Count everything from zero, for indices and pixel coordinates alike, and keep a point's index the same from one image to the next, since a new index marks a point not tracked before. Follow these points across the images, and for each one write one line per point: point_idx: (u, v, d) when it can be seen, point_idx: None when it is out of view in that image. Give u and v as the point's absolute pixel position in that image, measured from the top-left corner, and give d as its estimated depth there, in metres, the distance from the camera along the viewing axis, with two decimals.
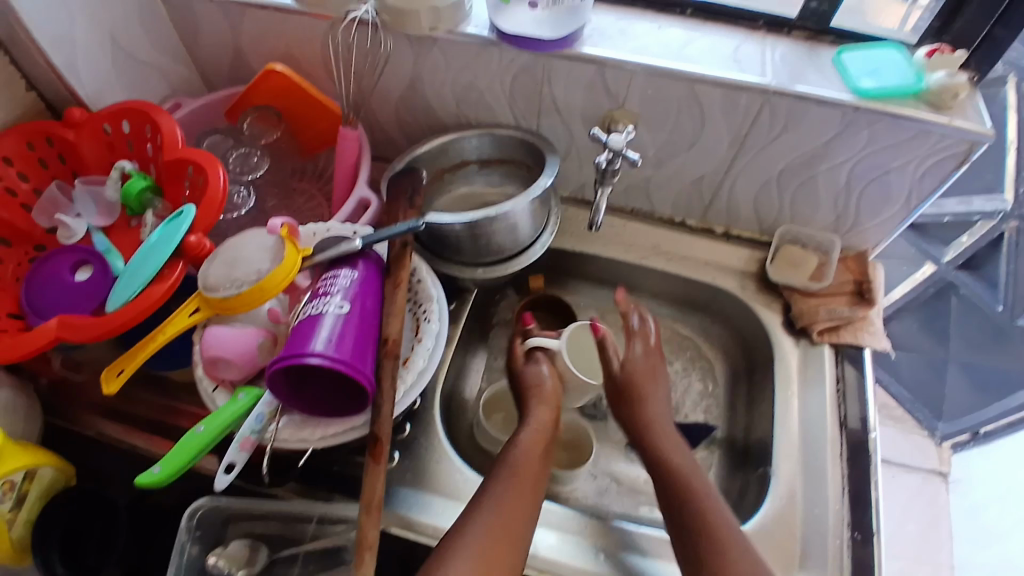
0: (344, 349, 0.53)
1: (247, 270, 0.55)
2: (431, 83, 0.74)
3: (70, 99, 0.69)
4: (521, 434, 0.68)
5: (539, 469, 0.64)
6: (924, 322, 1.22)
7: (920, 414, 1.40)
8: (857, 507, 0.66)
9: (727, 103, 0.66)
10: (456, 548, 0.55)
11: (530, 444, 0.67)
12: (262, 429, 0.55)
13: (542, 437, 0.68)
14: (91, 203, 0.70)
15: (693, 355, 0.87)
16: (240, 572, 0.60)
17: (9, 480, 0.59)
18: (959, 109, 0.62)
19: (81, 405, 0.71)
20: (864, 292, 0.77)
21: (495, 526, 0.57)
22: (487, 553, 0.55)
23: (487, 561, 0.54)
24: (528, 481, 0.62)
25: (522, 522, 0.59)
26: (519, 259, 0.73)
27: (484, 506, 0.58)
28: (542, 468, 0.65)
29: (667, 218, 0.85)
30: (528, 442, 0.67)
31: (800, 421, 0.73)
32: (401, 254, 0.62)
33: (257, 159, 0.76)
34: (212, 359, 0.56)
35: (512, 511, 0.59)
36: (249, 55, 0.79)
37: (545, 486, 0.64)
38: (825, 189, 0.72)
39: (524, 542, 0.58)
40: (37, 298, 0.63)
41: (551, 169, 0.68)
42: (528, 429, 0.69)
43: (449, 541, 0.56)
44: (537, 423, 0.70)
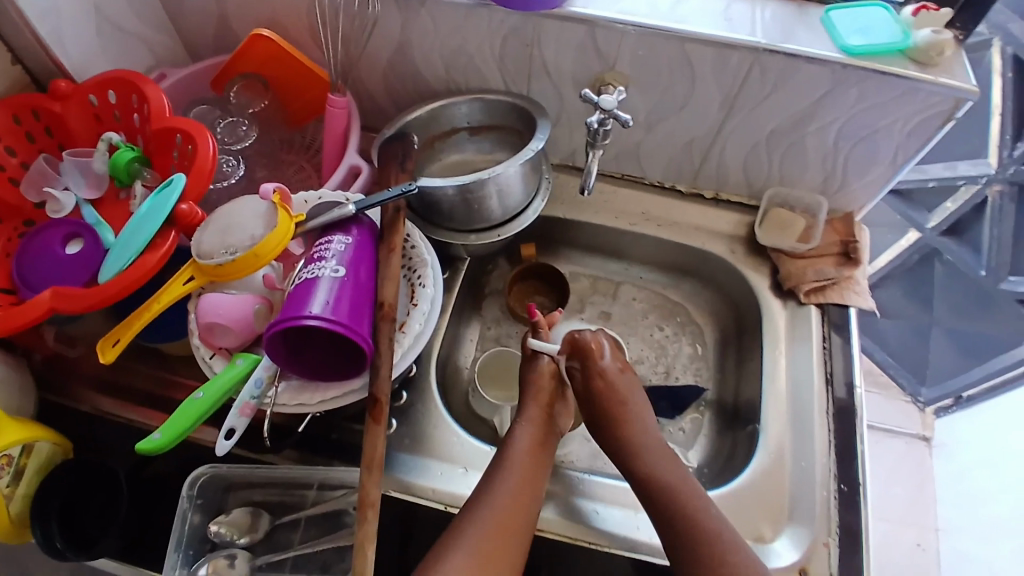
0: (341, 311, 0.54)
1: (242, 237, 0.56)
2: (420, 47, 0.73)
3: (56, 71, 0.68)
4: (516, 431, 0.66)
5: (538, 467, 0.64)
6: (908, 290, 1.24)
7: (904, 380, 1.42)
8: (843, 458, 0.69)
9: (718, 63, 0.66)
10: (459, 539, 0.56)
11: (526, 445, 0.65)
12: (261, 394, 0.55)
13: (537, 433, 0.67)
14: (79, 174, 0.68)
15: (683, 320, 0.88)
16: (243, 538, 0.61)
17: (6, 455, 0.58)
18: (946, 66, 0.62)
19: (76, 379, 0.71)
20: (851, 253, 0.78)
21: (497, 516, 0.58)
22: (491, 537, 0.57)
23: (491, 545, 0.56)
24: (527, 478, 0.62)
25: (524, 513, 0.59)
26: (510, 226, 0.74)
27: (488, 496, 0.60)
28: (540, 459, 0.65)
29: (657, 183, 0.85)
30: (522, 444, 0.65)
31: (788, 381, 0.75)
32: (394, 220, 0.62)
33: (245, 128, 0.75)
34: (208, 327, 0.56)
35: (515, 504, 0.59)
36: (235, 22, 0.78)
37: (545, 476, 0.64)
38: (814, 150, 0.73)
39: (526, 529, 0.59)
40: (29, 271, 0.62)
41: (542, 133, 0.69)
42: (523, 427, 0.67)
43: (456, 527, 0.58)
44: (529, 418, 0.68)
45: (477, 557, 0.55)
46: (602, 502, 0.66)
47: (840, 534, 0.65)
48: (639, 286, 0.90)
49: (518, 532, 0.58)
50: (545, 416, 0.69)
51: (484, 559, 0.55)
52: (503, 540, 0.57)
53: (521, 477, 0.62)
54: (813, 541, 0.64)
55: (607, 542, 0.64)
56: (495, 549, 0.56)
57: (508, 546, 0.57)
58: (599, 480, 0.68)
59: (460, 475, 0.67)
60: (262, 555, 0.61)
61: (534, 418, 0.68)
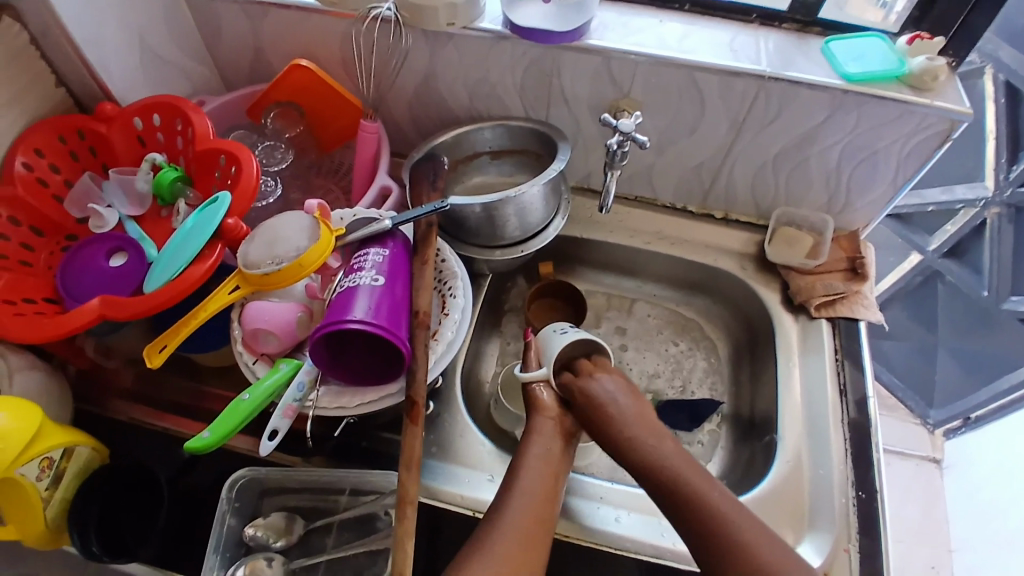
0: (381, 315, 0.57)
1: (287, 248, 0.59)
2: (446, 78, 0.78)
3: (102, 96, 0.73)
4: (533, 444, 0.67)
5: (552, 475, 0.65)
6: (912, 311, 1.27)
7: (912, 402, 1.43)
8: (859, 466, 0.71)
9: (725, 90, 0.71)
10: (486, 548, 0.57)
11: (541, 456, 0.66)
12: (303, 397, 0.58)
13: (551, 449, 0.67)
14: (121, 194, 0.73)
15: (697, 336, 0.91)
16: (280, 541, 0.62)
17: (48, 458, 0.59)
18: (941, 90, 0.67)
19: (110, 390, 0.73)
20: (857, 268, 0.81)
21: (518, 527, 0.59)
22: (512, 550, 0.57)
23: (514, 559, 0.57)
24: (547, 487, 0.63)
25: (543, 522, 0.61)
26: (532, 242, 0.77)
27: (508, 507, 0.61)
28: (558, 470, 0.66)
29: (669, 205, 0.89)
30: (535, 455, 0.66)
31: (802, 390, 0.77)
32: (428, 235, 0.67)
33: (282, 152, 0.81)
34: (252, 333, 0.60)
35: (538, 509, 0.61)
36: (270, 55, 0.83)
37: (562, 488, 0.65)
38: (816, 171, 0.78)
39: (545, 540, 0.60)
40: (74, 284, 0.66)
41: (564, 154, 0.73)
42: (535, 442, 0.68)
43: (479, 538, 0.59)
44: (541, 430, 0.69)
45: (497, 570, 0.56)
46: (625, 509, 0.68)
47: (860, 538, 0.66)
48: (652, 303, 0.93)
49: (542, 536, 0.59)
50: (556, 430, 0.69)
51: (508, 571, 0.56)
52: (527, 548, 0.58)
53: (542, 482, 0.64)
54: (835, 546, 0.65)
55: (633, 545, 0.65)
56: (520, 557, 0.57)
57: (533, 553, 0.58)
58: (622, 489, 0.70)
59: (486, 481, 0.68)
60: (296, 559, 0.62)
61: (544, 430, 0.69)
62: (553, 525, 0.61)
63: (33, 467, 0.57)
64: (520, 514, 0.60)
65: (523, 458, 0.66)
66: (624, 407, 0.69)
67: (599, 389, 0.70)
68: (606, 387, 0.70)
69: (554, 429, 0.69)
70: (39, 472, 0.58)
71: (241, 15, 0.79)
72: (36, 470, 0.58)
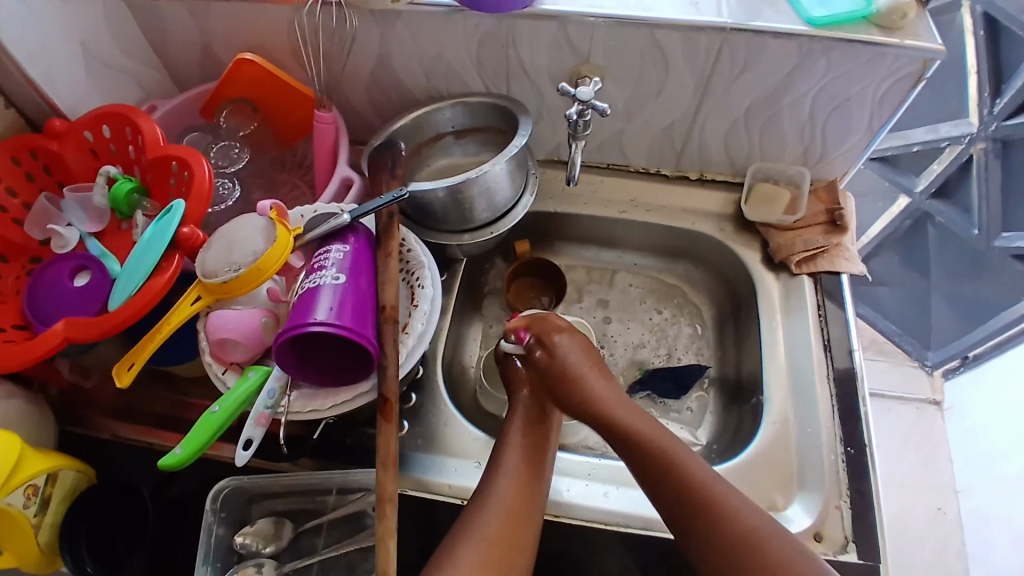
0: (345, 316, 0.56)
1: (244, 253, 0.58)
2: (400, 58, 0.75)
3: (50, 112, 0.71)
4: (514, 426, 0.68)
5: (537, 457, 0.65)
6: (904, 255, 1.25)
7: (909, 346, 1.41)
8: (847, 422, 0.70)
9: (688, 46, 0.68)
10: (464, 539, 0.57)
11: (523, 433, 0.67)
12: (275, 404, 0.58)
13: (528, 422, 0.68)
14: (81, 211, 0.71)
15: (681, 302, 0.90)
16: (268, 547, 0.62)
17: (32, 485, 0.59)
18: (912, 29, 0.64)
19: (92, 409, 0.72)
20: (837, 220, 0.79)
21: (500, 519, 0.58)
22: (495, 542, 0.57)
23: (496, 551, 0.56)
24: (530, 470, 0.63)
25: (527, 510, 0.60)
26: (502, 222, 0.76)
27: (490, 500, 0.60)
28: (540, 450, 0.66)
29: (642, 170, 0.87)
30: (518, 436, 0.66)
31: (787, 348, 0.77)
32: (390, 225, 0.64)
33: (237, 151, 0.79)
34: (219, 343, 0.59)
35: (518, 489, 0.61)
36: (219, 50, 0.80)
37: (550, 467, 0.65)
38: (790, 123, 0.75)
39: (529, 531, 0.59)
40: (41, 307, 0.64)
41: (524, 129, 0.70)
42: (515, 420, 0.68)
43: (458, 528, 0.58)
44: (520, 410, 0.70)
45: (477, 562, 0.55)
46: (614, 484, 0.68)
47: (851, 495, 0.66)
48: (634, 272, 0.92)
49: (526, 516, 0.59)
50: (530, 407, 0.71)
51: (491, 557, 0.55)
52: (508, 528, 0.58)
53: (523, 461, 0.64)
54: (825, 505, 0.65)
55: (622, 520, 0.65)
56: (502, 544, 0.57)
57: (516, 534, 0.58)
58: (610, 465, 0.70)
59: (473, 468, 0.68)
60: (288, 562, 0.63)
61: (520, 410, 0.70)
62: (541, 505, 0.61)
63: (18, 496, 0.57)
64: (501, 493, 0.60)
65: (505, 442, 0.66)
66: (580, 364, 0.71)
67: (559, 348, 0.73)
68: (565, 345, 0.73)
69: (532, 405, 0.71)
70: (25, 500, 0.58)
71: (183, 13, 0.75)
72: (21, 499, 0.57)
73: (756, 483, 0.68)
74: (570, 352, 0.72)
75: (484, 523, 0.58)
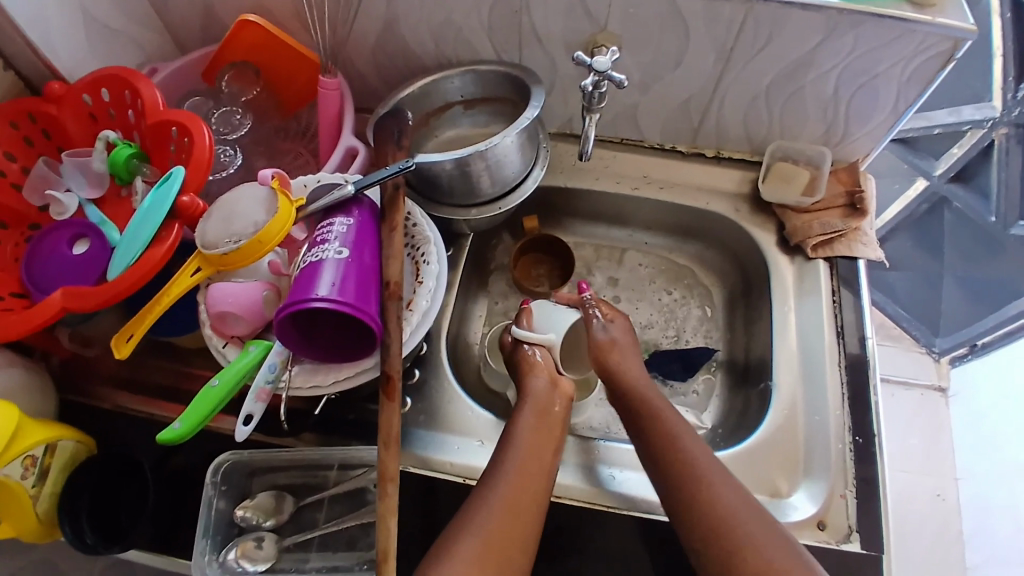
0: (348, 292, 0.54)
1: (244, 224, 0.56)
2: (407, 22, 0.72)
3: (49, 75, 0.68)
4: (522, 412, 0.66)
5: (547, 445, 0.64)
6: (917, 240, 1.22)
7: (917, 331, 1.39)
8: (857, 411, 0.69)
9: (710, 16, 0.64)
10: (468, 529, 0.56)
11: (532, 425, 0.65)
12: (276, 378, 0.57)
13: (537, 415, 0.66)
14: (80, 175, 0.68)
15: (690, 283, 0.88)
16: (269, 520, 0.63)
17: (31, 455, 0.58)
18: (943, 6, 0.62)
19: (95, 380, 0.72)
20: (857, 204, 0.76)
21: (504, 507, 0.57)
22: (499, 530, 0.56)
23: (499, 540, 0.55)
24: (538, 457, 0.62)
25: (533, 503, 0.59)
26: (511, 198, 0.74)
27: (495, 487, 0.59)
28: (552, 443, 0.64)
29: (657, 145, 0.84)
30: (528, 426, 0.65)
31: (798, 334, 0.75)
32: (395, 198, 0.62)
33: (239, 117, 0.76)
34: (219, 315, 0.58)
35: (523, 471, 0.60)
36: (221, 11, 0.77)
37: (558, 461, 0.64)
38: (813, 100, 0.72)
39: (532, 526, 0.58)
40: (41, 275, 0.63)
41: (537, 101, 0.67)
42: (526, 411, 0.66)
43: (459, 521, 0.57)
44: (535, 398, 0.68)
45: (480, 551, 0.54)
46: (618, 467, 0.68)
47: (857, 484, 0.65)
48: (644, 252, 0.90)
49: (531, 500, 0.59)
50: (551, 392, 0.70)
51: (494, 542, 0.55)
52: (514, 513, 0.57)
53: (531, 446, 0.63)
54: (830, 493, 0.65)
55: (625, 503, 0.65)
56: (504, 533, 0.56)
57: (520, 520, 0.57)
58: (614, 446, 0.70)
59: (477, 447, 0.67)
60: (289, 536, 0.63)
61: (542, 397, 0.68)
62: (547, 491, 0.60)
63: (16, 467, 0.57)
64: (506, 477, 0.60)
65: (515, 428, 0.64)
66: (629, 353, 0.74)
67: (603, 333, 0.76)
68: (608, 329, 0.76)
69: (552, 392, 0.70)
70: (23, 471, 0.57)
71: None
72: (19, 469, 0.57)
73: (762, 470, 0.67)
74: (615, 339, 0.75)
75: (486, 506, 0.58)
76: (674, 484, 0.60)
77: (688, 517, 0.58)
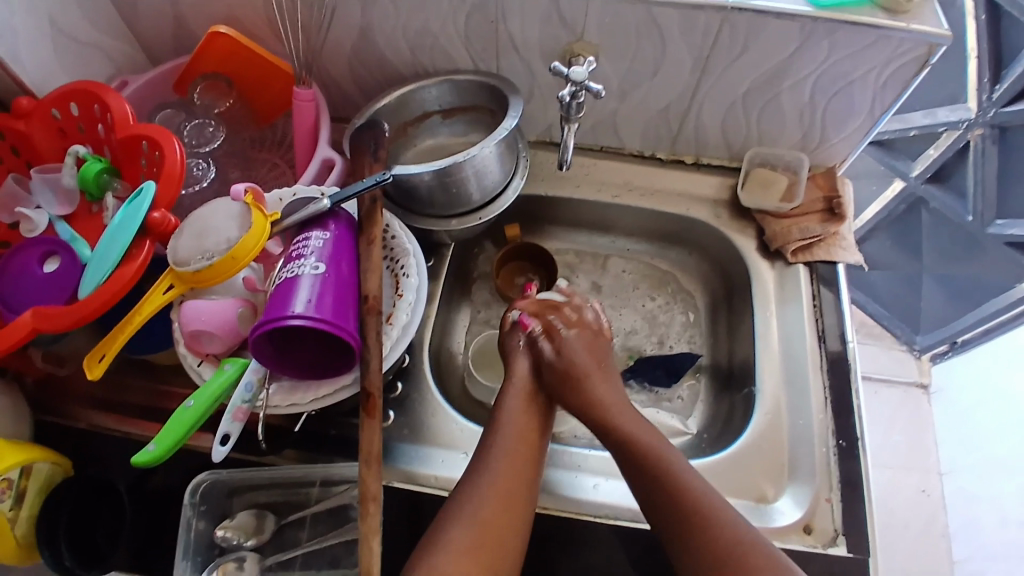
0: (325, 308, 0.53)
1: (217, 240, 0.55)
2: (383, 31, 0.72)
3: (17, 89, 0.67)
4: (507, 399, 0.68)
5: (528, 464, 0.62)
6: (896, 239, 1.23)
7: (898, 329, 1.41)
8: (840, 414, 0.69)
9: (686, 25, 0.65)
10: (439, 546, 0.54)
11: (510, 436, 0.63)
12: (253, 397, 0.57)
13: (528, 420, 0.66)
14: (49, 191, 0.66)
15: (674, 288, 0.88)
16: (251, 540, 0.61)
17: (5, 479, 0.57)
18: (916, 13, 0.62)
19: (69, 399, 0.70)
20: (835, 208, 0.77)
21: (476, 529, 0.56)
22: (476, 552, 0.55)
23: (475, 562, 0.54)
24: (523, 451, 0.63)
25: (514, 526, 0.57)
26: (491, 207, 0.73)
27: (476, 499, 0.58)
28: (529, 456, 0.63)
29: (636, 153, 0.84)
30: (516, 410, 0.66)
31: (780, 339, 0.75)
32: (373, 211, 0.61)
33: (212, 129, 0.75)
34: (193, 335, 0.57)
35: (507, 482, 0.59)
36: (192, 21, 0.76)
37: (536, 475, 0.62)
38: (790, 106, 0.73)
39: (513, 551, 0.56)
40: (9, 295, 0.61)
41: (515, 110, 0.67)
42: (510, 398, 0.68)
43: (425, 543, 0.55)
44: (517, 384, 0.69)
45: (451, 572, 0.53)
46: (603, 476, 0.67)
47: (841, 488, 0.65)
48: (627, 258, 0.90)
49: (518, 509, 0.58)
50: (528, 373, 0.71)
51: (477, 551, 0.55)
52: (498, 523, 0.56)
53: (512, 453, 0.62)
54: (815, 497, 0.65)
55: (606, 513, 0.64)
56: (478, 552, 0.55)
57: (509, 524, 0.57)
58: (597, 454, 0.69)
59: (460, 459, 0.67)
60: (271, 555, 0.62)
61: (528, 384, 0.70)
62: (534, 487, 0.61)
63: None
64: (487, 489, 0.59)
65: (502, 412, 0.66)
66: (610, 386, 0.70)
67: (562, 339, 0.72)
68: (567, 336, 0.72)
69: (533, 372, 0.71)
70: None
71: None
72: None
73: (748, 475, 0.67)
74: (576, 347, 0.72)
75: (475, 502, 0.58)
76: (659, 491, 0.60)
77: (669, 518, 0.58)
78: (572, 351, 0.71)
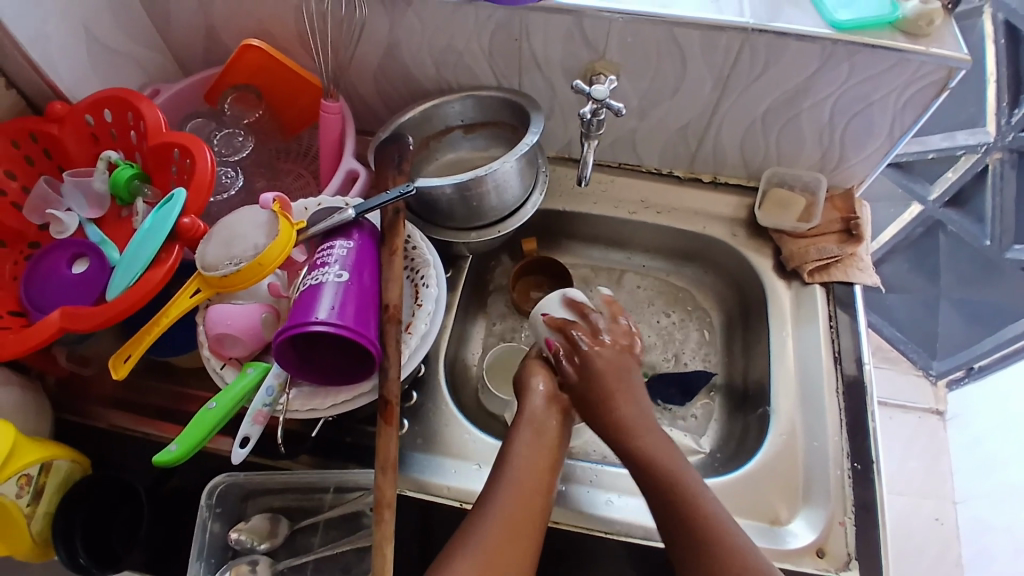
0: (347, 315, 0.55)
1: (244, 247, 0.57)
2: (410, 47, 0.73)
3: (52, 95, 0.69)
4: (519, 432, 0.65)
5: (535, 497, 0.59)
6: (914, 262, 1.22)
7: (914, 354, 1.39)
8: (855, 436, 0.69)
9: (707, 45, 0.66)
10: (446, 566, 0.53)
11: (514, 479, 0.60)
12: (273, 401, 0.58)
13: (534, 465, 0.62)
14: (80, 196, 0.68)
15: (689, 306, 0.88)
16: (264, 543, 0.62)
17: (25, 475, 0.58)
18: (936, 36, 0.63)
19: (89, 398, 0.71)
20: (852, 229, 0.78)
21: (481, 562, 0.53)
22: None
23: None
24: (535, 474, 0.61)
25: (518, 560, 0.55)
26: (510, 221, 0.74)
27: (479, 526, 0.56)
28: (540, 502, 0.59)
29: (654, 170, 0.85)
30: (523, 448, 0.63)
31: (796, 360, 0.75)
32: (395, 222, 0.63)
33: (241, 138, 0.77)
34: (217, 338, 0.59)
35: (519, 506, 0.58)
36: (223, 33, 0.78)
37: (546, 515, 0.59)
38: (809, 127, 0.73)
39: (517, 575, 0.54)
40: (38, 295, 0.63)
41: (537, 127, 0.68)
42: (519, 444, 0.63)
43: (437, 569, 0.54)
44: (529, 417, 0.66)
45: None
46: (617, 492, 0.66)
47: (856, 511, 0.65)
48: (642, 274, 0.90)
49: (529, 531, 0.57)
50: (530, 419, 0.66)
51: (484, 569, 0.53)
52: (506, 545, 0.55)
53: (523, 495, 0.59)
54: (829, 520, 0.64)
55: (617, 529, 0.64)
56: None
57: (522, 542, 0.56)
58: (612, 470, 0.68)
59: (474, 470, 0.67)
60: (283, 559, 0.62)
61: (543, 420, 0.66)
62: (542, 517, 0.59)
63: (10, 485, 0.56)
64: (496, 521, 0.57)
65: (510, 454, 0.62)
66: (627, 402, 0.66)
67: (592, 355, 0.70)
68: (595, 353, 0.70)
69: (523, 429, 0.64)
70: (17, 490, 0.57)
71: None
72: (13, 488, 0.57)
73: (763, 497, 0.67)
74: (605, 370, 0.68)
75: (489, 523, 0.56)
76: (664, 508, 0.58)
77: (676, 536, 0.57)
78: (601, 376, 0.68)
